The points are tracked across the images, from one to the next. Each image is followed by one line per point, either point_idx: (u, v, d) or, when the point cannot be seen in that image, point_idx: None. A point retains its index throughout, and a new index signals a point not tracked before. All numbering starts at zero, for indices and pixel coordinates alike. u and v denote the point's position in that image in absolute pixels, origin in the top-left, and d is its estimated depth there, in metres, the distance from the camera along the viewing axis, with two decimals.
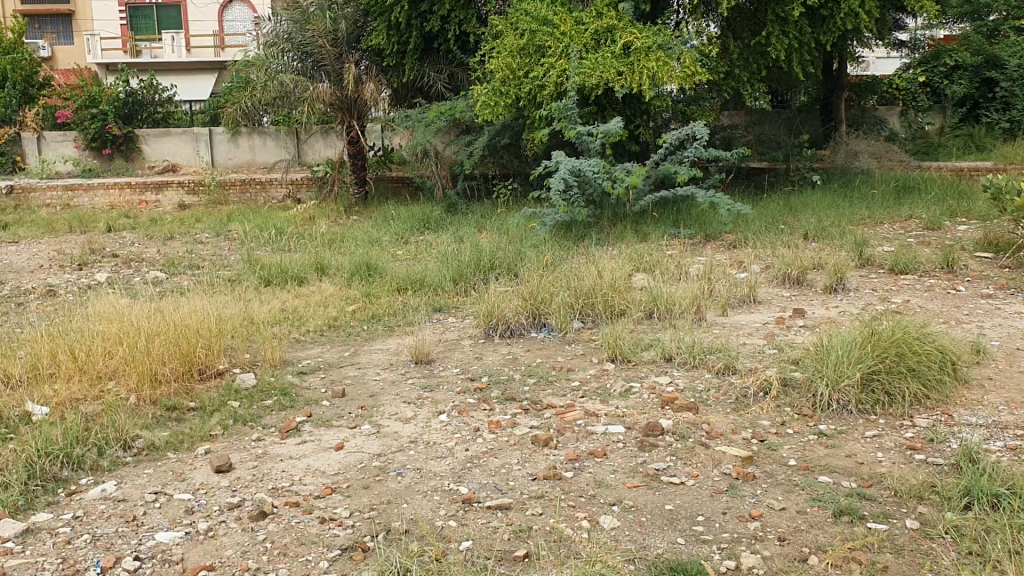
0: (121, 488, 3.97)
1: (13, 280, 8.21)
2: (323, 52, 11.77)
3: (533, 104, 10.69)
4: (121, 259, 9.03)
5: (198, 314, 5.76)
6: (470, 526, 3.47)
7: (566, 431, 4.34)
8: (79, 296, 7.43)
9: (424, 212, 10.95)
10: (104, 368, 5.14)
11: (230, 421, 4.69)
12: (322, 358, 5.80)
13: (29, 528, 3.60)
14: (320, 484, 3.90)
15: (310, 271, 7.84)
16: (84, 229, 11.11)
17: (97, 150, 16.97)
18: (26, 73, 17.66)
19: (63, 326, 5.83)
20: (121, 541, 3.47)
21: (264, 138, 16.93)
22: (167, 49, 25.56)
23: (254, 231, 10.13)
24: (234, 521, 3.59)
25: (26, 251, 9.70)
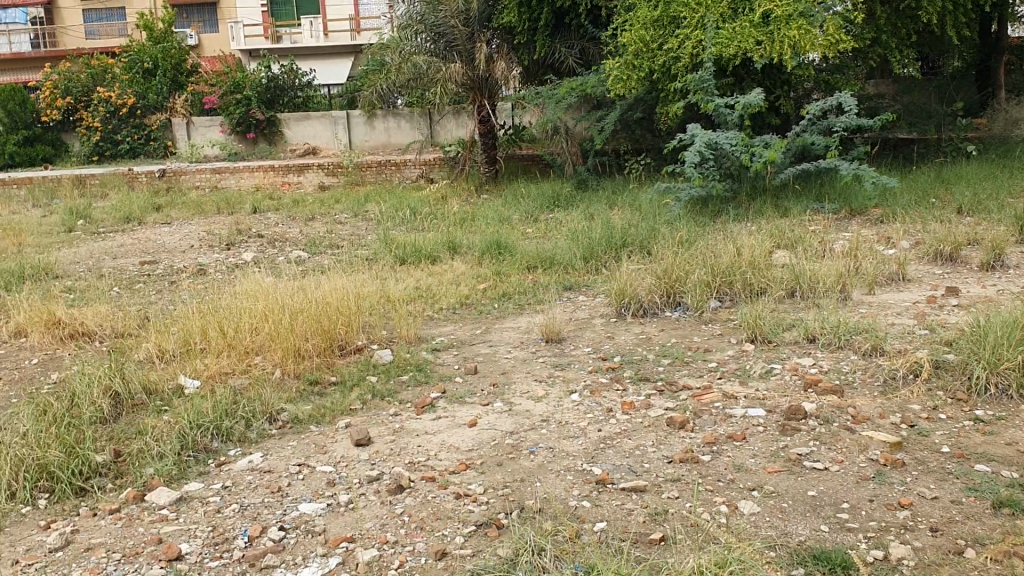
0: (268, 459, 4.12)
1: (166, 260, 8.66)
2: (456, 32, 11.83)
3: (667, 76, 10.47)
4: (266, 239, 9.38)
5: (338, 293, 5.90)
6: (604, 507, 3.43)
7: (704, 413, 4.25)
8: (227, 275, 7.76)
9: (554, 189, 10.92)
10: (252, 343, 5.37)
11: (369, 396, 4.80)
12: (456, 335, 5.86)
13: (183, 497, 3.80)
14: (455, 460, 3.94)
15: (443, 250, 7.93)
16: (231, 210, 11.61)
17: (242, 134, 17.71)
18: (175, 61, 18.91)
19: (213, 303, 6.11)
20: (266, 510, 3.60)
21: (399, 119, 17.19)
22: (307, 34, 26.45)
23: (390, 210, 10.34)
24: (373, 493, 3.67)
25: (179, 232, 10.22)
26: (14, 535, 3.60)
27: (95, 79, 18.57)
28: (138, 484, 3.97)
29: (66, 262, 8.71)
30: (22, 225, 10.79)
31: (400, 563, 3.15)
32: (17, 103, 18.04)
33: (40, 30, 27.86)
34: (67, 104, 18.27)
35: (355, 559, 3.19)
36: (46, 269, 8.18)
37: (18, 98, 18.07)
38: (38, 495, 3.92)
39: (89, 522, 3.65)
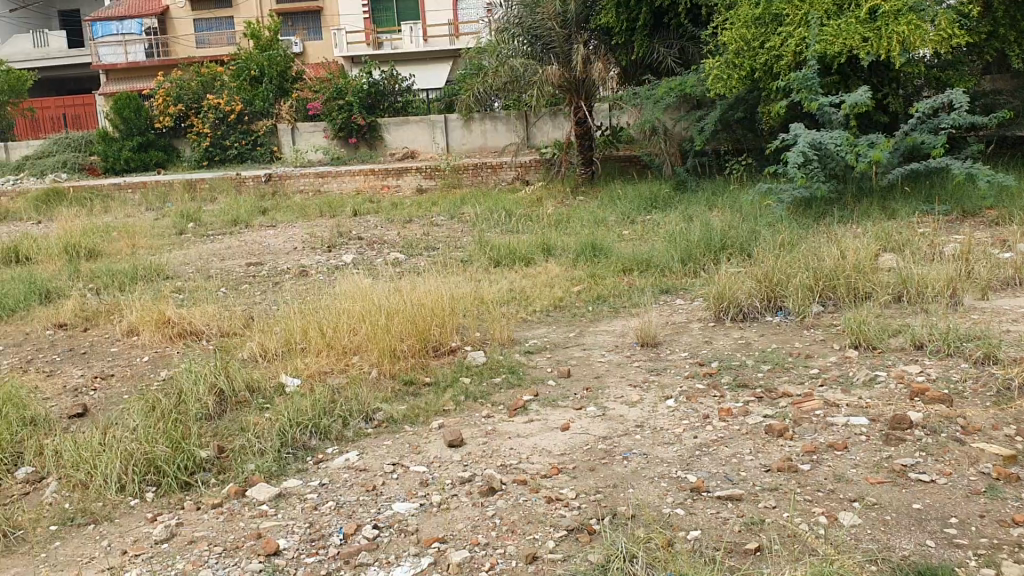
0: (363, 458, 4.19)
1: (270, 261, 8.90)
2: (552, 35, 11.85)
3: (769, 75, 10.24)
4: (365, 241, 9.55)
5: (434, 294, 5.96)
6: (699, 515, 3.37)
7: (803, 422, 4.13)
8: (328, 277, 7.93)
9: (652, 191, 10.80)
10: (350, 344, 5.47)
11: (463, 397, 4.83)
12: (549, 337, 5.85)
13: (281, 493, 3.90)
14: (548, 464, 3.93)
15: (537, 252, 7.92)
16: (332, 213, 11.87)
17: (344, 139, 18.12)
18: (281, 69, 19.22)
19: (313, 304, 6.25)
20: (361, 509, 3.66)
21: (496, 122, 17.29)
22: (407, 39, 26.85)
23: (486, 213, 10.40)
24: (466, 495, 3.69)
25: (283, 235, 10.50)
26: (124, 526, 3.75)
27: (203, 86, 19.30)
28: (240, 479, 4.09)
29: (176, 264, 9.04)
30: (137, 227, 11.26)
31: (491, 566, 3.15)
32: (133, 110, 18.79)
33: (155, 41, 28.81)
34: (179, 112, 19.00)
35: (447, 560, 3.21)
36: (159, 270, 8.50)
37: (133, 106, 18.82)
38: (146, 487, 4.08)
39: (192, 516, 3.78)
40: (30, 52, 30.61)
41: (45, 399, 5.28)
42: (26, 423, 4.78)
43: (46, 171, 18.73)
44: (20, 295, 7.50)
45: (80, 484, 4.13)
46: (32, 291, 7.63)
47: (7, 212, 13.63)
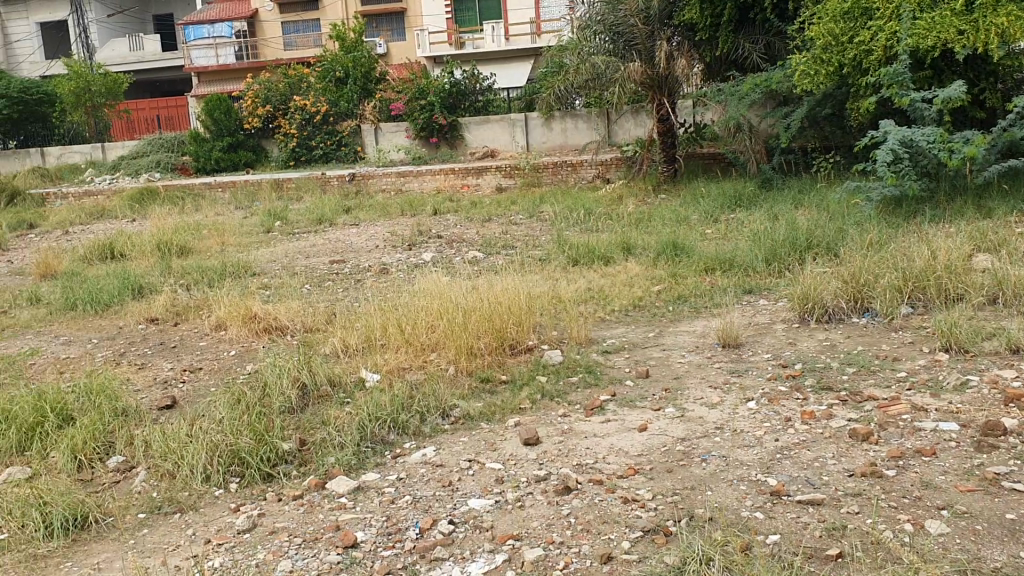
0: (440, 454, 4.22)
1: (353, 259, 9.05)
2: (635, 31, 11.74)
3: (858, 71, 9.96)
4: (445, 239, 9.63)
5: (511, 292, 5.97)
6: (778, 519, 3.29)
7: (889, 426, 4.01)
8: (408, 275, 8.02)
9: (735, 189, 10.63)
10: (427, 340, 5.53)
11: (539, 396, 4.83)
12: (627, 337, 5.80)
13: (360, 486, 3.96)
14: (624, 464, 3.90)
15: (617, 251, 7.86)
16: (413, 212, 11.99)
17: (426, 138, 18.32)
18: (366, 70, 19.56)
19: (393, 301, 6.33)
20: (437, 504, 3.69)
21: (576, 120, 17.25)
22: (489, 39, 26.96)
23: (566, 211, 10.37)
24: (541, 493, 3.69)
25: (365, 233, 10.66)
26: (209, 515, 3.85)
27: (291, 88, 19.63)
28: (320, 472, 4.17)
29: (262, 261, 9.27)
30: (226, 226, 11.58)
31: (565, 565, 3.14)
32: (223, 112, 19.31)
33: (244, 43, 29.46)
34: (267, 113, 19.46)
35: (521, 557, 3.21)
36: (245, 267, 8.72)
37: (224, 107, 19.35)
38: (230, 478, 4.18)
39: (274, 507, 3.86)
40: (128, 56, 31.65)
41: (136, 391, 5.47)
42: (118, 413, 4.95)
43: (140, 171, 19.40)
44: (115, 290, 7.79)
45: (168, 474, 4.26)
46: (126, 286, 7.92)
47: (104, 210, 14.16)
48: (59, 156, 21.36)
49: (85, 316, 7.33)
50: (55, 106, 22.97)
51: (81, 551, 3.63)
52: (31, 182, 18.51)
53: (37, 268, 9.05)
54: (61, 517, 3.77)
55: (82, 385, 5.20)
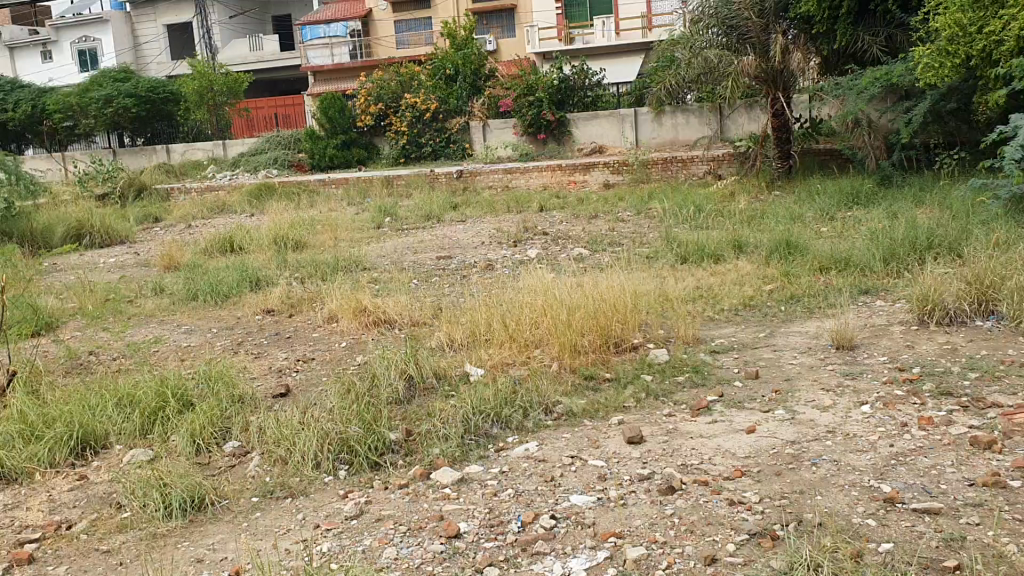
0: (542, 449, 4.23)
1: (460, 255, 9.14)
2: (749, 25, 11.46)
3: (987, 62, 9.48)
4: (551, 236, 9.63)
5: (617, 290, 5.92)
6: (892, 527, 3.18)
7: (1015, 435, 3.81)
8: (514, 271, 8.06)
9: (852, 185, 10.28)
10: (531, 337, 5.55)
11: (643, 395, 4.78)
12: (736, 337, 5.68)
13: (464, 478, 4.00)
14: (731, 466, 3.82)
15: (727, 249, 7.71)
16: (520, 209, 12.04)
17: (533, 135, 18.37)
18: (475, 68, 19.93)
19: (498, 297, 6.37)
20: (540, 498, 3.70)
21: (687, 115, 16.99)
22: (599, 33, 26.90)
23: (675, 208, 10.23)
24: (644, 492, 3.65)
25: (473, 229, 10.76)
26: (318, 501, 3.96)
27: (402, 86, 20.01)
28: (426, 463, 4.23)
29: (373, 256, 9.46)
30: (338, 221, 11.87)
31: (668, 565, 3.10)
32: (337, 110, 19.74)
33: (358, 42, 30.05)
34: (380, 110, 19.82)
35: (623, 555, 3.19)
36: (356, 262, 8.92)
37: (337, 106, 19.73)
38: (340, 465, 4.29)
39: (380, 495, 3.94)
40: (249, 56, 32.83)
41: (252, 378, 5.66)
42: (235, 400, 5.15)
43: (259, 167, 20.03)
44: (233, 281, 8.09)
45: (280, 459, 4.39)
46: (244, 278, 8.21)
47: (224, 205, 14.71)
48: (184, 153, 22.27)
49: (206, 307, 7.63)
50: (180, 105, 23.98)
51: (199, 531, 3.78)
52: (157, 177, 19.37)
53: (162, 260, 9.49)
54: (180, 498, 3.93)
55: (202, 372, 5.42)
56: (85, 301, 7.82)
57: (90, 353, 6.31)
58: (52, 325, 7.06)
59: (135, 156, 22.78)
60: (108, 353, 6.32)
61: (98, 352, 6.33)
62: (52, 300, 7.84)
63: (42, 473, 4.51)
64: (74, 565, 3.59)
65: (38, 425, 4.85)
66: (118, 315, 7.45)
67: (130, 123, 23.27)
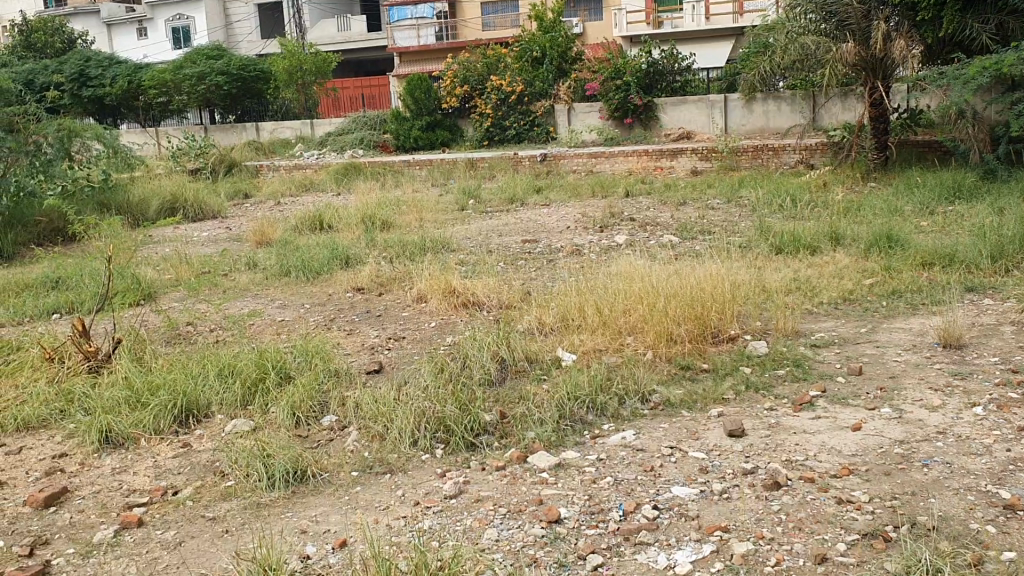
0: (640, 438, 4.18)
1: (546, 239, 9.10)
2: (850, 11, 11.14)
3: None
4: (639, 222, 9.53)
5: (714, 279, 5.82)
6: (1014, 536, 3.05)
7: None
8: (603, 257, 7.98)
9: (955, 178, 9.93)
10: (625, 324, 5.48)
11: (743, 387, 4.69)
12: (837, 331, 5.53)
13: (561, 463, 3.99)
14: (837, 463, 3.73)
15: (824, 241, 7.51)
16: (605, 194, 11.94)
17: (619, 119, 18.31)
18: (562, 50, 19.78)
19: (590, 283, 6.32)
20: (640, 487, 3.66)
21: (779, 102, 16.63)
22: (688, 18, 26.67)
23: (767, 198, 10.01)
24: (748, 487, 3.58)
25: (558, 213, 10.70)
26: (416, 478, 3.99)
27: (489, 68, 19.94)
28: (522, 446, 4.22)
29: (459, 238, 9.48)
30: (423, 202, 11.93)
31: (776, 562, 3.03)
32: (423, 91, 19.89)
33: (444, 24, 30.21)
34: (465, 92, 19.86)
35: (730, 549, 3.13)
36: (443, 243, 8.96)
37: (424, 87, 19.92)
38: (436, 444, 4.32)
39: (478, 475, 3.95)
40: (336, 37, 33.19)
41: (346, 354, 5.74)
42: (331, 374, 5.23)
43: (345, 147, 20.25)
44: (325, 259, 8.19)
45: (377, 435, 4.44)
46: (335, 256, 8.31)
47: (311, 183, 14.94)
48: (272, 131, 22.67)
49: (298, 283, 7.74)
50: (270, 83, 24.42)
51: (301, 503, 3.84)
52: (247, 154, 19.77)
53: (254, 235, 9.69)
54: (283, 469, 4.00)
55: (299, 346, 5.52)
56: (182, 273, 8.01)
57: (189, 324, 6.46)
58: (153, 295, 7.26)
59: (225, 132, 23.26)
60: (206, 324, 6.46)
61: (196, 324, 6.46)
62: (151, 271, 8.05)
63: (147, 439, 4.63)
64: (182, 530, 3.67)
65: (143, 391, 4.99)
66: (215, 288, 7.61)
67: (222, 100, 23.81)
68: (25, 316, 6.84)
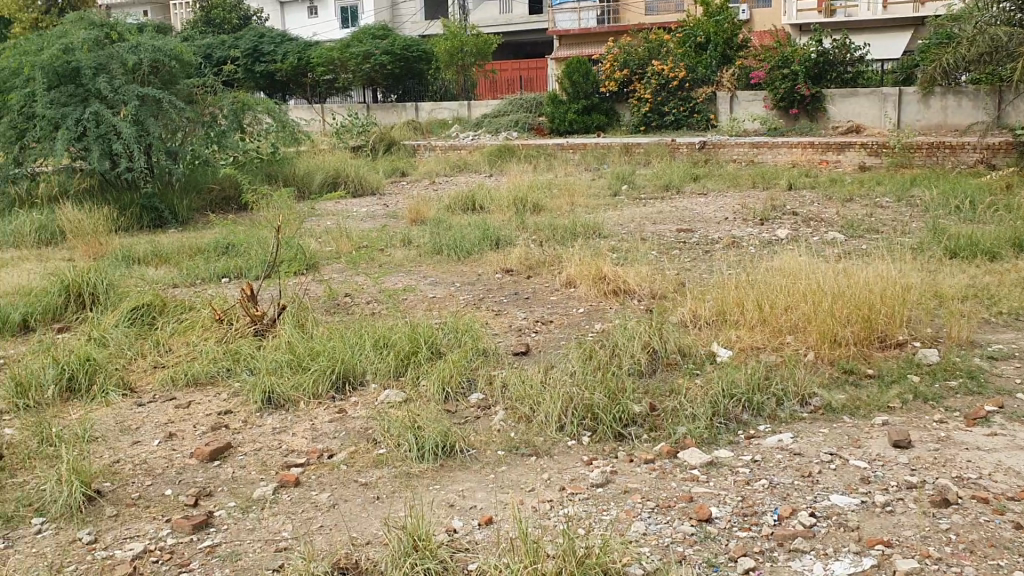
0: (797, 442, 4.01)
1: (702, 229, 8.90)
2: None
3: None
4: (802, 217, 9.18)
5: (885, 280, 5.53)
6: None
7: None
8: (762, 250, 7.74)
9: None
10: (786, 323, 5.28)
11: (911, 396, 4.44)
12: (1018, 344, 5.16)
13: (713, 461, 3.87)
14: (1015, 485, 3.46)
15: (1005, 246, 7.04)
16: (766, 186, 11.61)
17: (785, 110, 17.72)
18: (728, 36, 19.26)
19: (748, 277, 6.14)
20: (796, 493, 3.51)
21: (960, 97, 15.68)
22: (864, 6, 25.54)
23: (942, 198, 9.47)
24: (915, 501, 3.38)
25: (715, 203, 10.46)
26: (563, 464, 3.96)
27: (650, 52, 19.72)
28: (672, 440, 4.13)
29: (612, 224, 9.39)
30: (577, 185, 11.90)
31: None
32: (582, 75, 19.81)
33: (606, 7, 30.00)
34: (625, 76, 19.70)
35: (893, 566, 2.96)
36: (596, 229, 8.88)
37: (583, 71, 19.83)
38: (583, 431, 4.28)
39: (626, 466, 3.89)
40: (498, 19, 33.71)
41: (495, 334, 5.77)
42: (480, 353, 5.27)
43: (501, 128, 20.41)
44: (477, 239, 8.28)
45: (525, 417, 4.44)
46: (487, 236, 8.39)
47: (466, 163, 15.16)
48: (431, 111, 23.12)
49: (450, 261, 7.86)
50: (431, 64, 24.88)
51: (448, 477, 3.88)
52: (405, 133, 20.25)
53: (409, 213, 9.89)
54: (433, 442, 4.05)
55: (450, 323, 5.59)
56: (343, 246, 8.27)
57: (348, 295, 6.66)
58: (314, 265, 7.52)
59: (386, 111, 23.87)
60: (363, 296, 6.64)
61: (353, 295, 6.65)
62: (313, 243, 8.36)
63: (305, 402, 4.79)
64: (335, 493, 3.78)
65: (304, 356, 5.16)
66: (372, 262, 7.81)
67: (384, 80, 24.48)
68: (198, 278, 7.23)
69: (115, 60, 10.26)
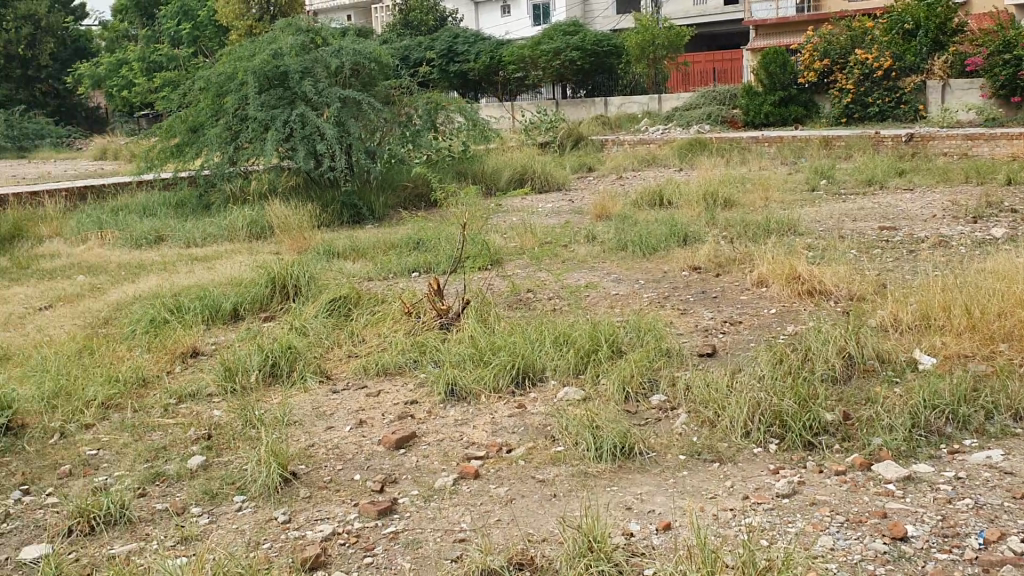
0: (1009, 460, 3.68)
1: (906, 227, 8.37)
2: None
3: None
4: (1021, 214, 8.46)
5: None
6: None
7: None
8: (974, 251, 7.19)
9: None
10: (999, 329, 4.87)
11: None
12: None
13: (911, 476, 3.62)
14: None
15: None
16: (981, 180, 10.79)
17: (1005, 98, 16.64)
18: (941, 20, 18.33)
19: (956, 279, 5.70)
20: (1005, 516, 3.22)
21: None
22: None
23: None
24: None
25: (922, 199, 9.82)
26: (746, 471, 3.81)
27: (853, 40, 18.69)
28: (866, 451, 3.89)
29: (807, 220, 8.99)
30: (771, 180, 11.50)
31: None
32: (779, 65, 19.10)
33: None
34: (825, 67, 18.70)
35: None
36: (790, 225, 8.53)
37: (781, 61, 19.14)
38: (770, 438, 4.10)
39: (814, 477, 3.69)
40: (692, 10, 33.00)
41: (678, 334, 5.65)
42: (663, 353, 5.17)
43: (692, 122, 20.01)
44: (664, 235, 8.16)
45: (708, 421, 4.31)
46: (673, 233, 8.25)
47: (655, 157, 14.98)
48: (621, 106, 23.00)
49: (635, 257, 7.77)
50: (622, 58, 24.74)
51: (626, 478, 3.82)
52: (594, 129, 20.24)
53: (595, 209, 9.86)
54: (611, 442, 4.01)
55: (632, 321, 5.52)
56: (528, 242, 8.35)
57: (531, 291, 6.72)
58: (499, 261, 7.64)
59: (575, 107, 23.97)
60: (546, 292, 6.68)
61: (537, 291, 6.71)
62: (499, 239, 8.50)
63: (487, 395, 4.87)
64: (513, 487, 3.81)
65: (487, 351, 5.24)
66: (556, 258, 7.84)
67: (575, 76, 24.60)
68: (390, 272, 7.50)
69: (319, 64, 10.90)
